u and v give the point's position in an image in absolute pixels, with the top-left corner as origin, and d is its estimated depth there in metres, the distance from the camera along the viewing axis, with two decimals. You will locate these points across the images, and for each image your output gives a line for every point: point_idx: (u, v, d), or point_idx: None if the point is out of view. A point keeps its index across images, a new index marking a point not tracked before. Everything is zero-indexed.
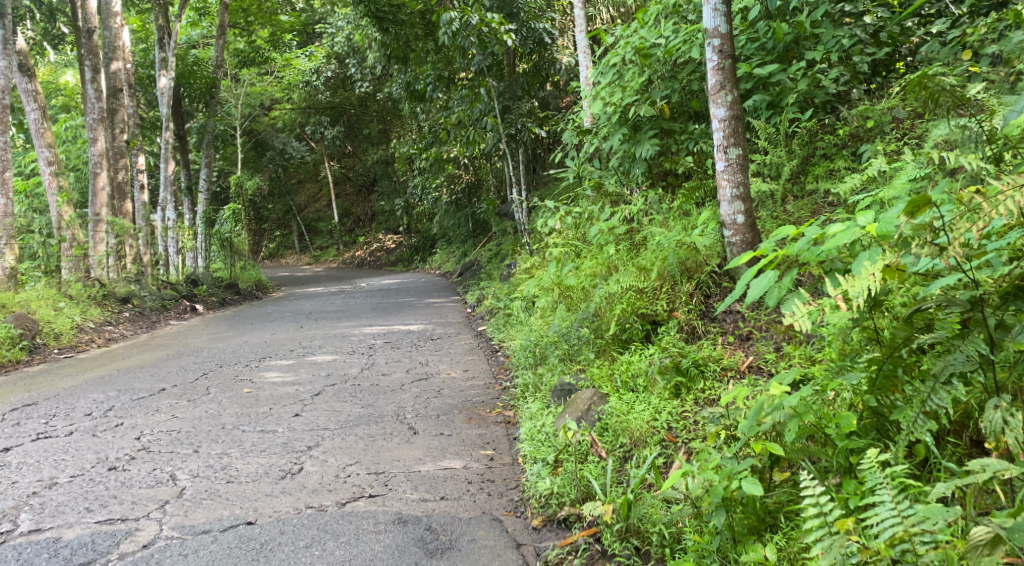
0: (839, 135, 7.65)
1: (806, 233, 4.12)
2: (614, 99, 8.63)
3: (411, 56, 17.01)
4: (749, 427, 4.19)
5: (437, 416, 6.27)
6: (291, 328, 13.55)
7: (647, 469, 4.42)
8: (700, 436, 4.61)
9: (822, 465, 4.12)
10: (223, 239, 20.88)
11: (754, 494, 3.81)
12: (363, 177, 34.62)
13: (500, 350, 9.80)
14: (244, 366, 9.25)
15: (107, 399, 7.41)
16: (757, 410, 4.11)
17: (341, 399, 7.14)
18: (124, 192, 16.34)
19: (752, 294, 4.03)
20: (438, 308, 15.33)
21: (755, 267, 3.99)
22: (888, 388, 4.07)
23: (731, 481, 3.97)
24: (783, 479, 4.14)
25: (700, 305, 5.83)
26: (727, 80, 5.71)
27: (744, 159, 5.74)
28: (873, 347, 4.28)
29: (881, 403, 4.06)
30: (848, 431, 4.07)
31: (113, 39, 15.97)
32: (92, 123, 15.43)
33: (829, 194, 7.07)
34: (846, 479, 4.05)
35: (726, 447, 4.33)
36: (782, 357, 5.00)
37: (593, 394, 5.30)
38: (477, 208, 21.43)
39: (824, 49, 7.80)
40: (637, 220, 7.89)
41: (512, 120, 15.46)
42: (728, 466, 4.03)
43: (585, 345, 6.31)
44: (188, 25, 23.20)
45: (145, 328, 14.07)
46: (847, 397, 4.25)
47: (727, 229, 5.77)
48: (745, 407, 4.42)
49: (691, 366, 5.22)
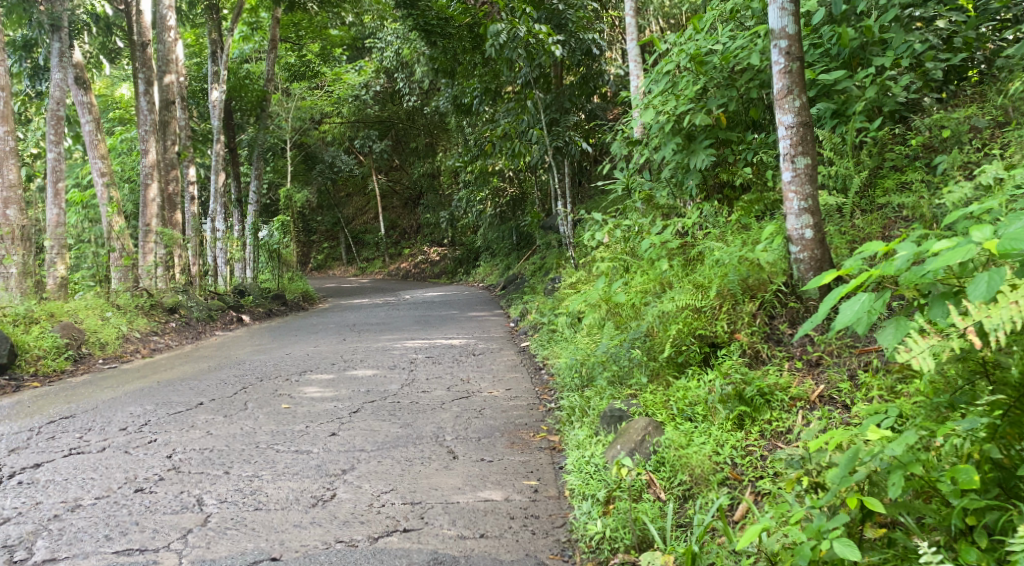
0: (909, 145, 7.22)
1: (902, 250, 3.69)
2: (667, 107, 8.27)
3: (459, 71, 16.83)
4: (841, 473, 3.79)
5: (479, 439, 5.95)
6: (334, 341, 13.34)
7: (713, 516, 4.06)
8: (773, 478, 4.25)
9: (924, 522, 3.78)
10: (271, 250, 20.89)
11: (848, 558, 3.50)
12: (409, 190, 34.56)
13: (544, 368, 9.45)
14: (284, 380, 9.03)
15: (143, 413, 7.21)
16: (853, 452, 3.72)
17: (379, 418, 6.85)
18: (174, 203, 16.38)
19: (844, 318, 3.59)
20: (482, 322, 15.03)
21: (847, 288, 3.54)
22: (1011, 438, 3.74)
23: (819, 541, 3.64)
24: (878, 536, 3.77)
25: (763, 327, 5.42)
26: (795, 83, 5.32)
27: (813, 169, 5.34)
28: (995, 388, 3.89)
29: (1004, 455, 3.72)
30: (965, 488, 3.68)
31: (166, 52, 16.07)
32: (143, 134, 15.59)
33: (901, 208, 6.60)
34: (961, 542, 3.68)
35: (812, 496, 3.97)
36: (859, 388, 4.61)
37: (647, 424, 4.91)
38: (522, 221, 21.14)
39: (894, 54, 7.34)
40: (691, 235, 7.49)
41: (559, 132, 15.05)
42: (815, 523, 3.70)
43: (637, 368, 5.93)
44: (240, 39, 23.44)
45: (191, 339, 14.02)
46: (963, 448, 3.81)
47: (795, 244, 5.39)
48: (832, 453, 4.03)
49: (755, 394, 4.81)
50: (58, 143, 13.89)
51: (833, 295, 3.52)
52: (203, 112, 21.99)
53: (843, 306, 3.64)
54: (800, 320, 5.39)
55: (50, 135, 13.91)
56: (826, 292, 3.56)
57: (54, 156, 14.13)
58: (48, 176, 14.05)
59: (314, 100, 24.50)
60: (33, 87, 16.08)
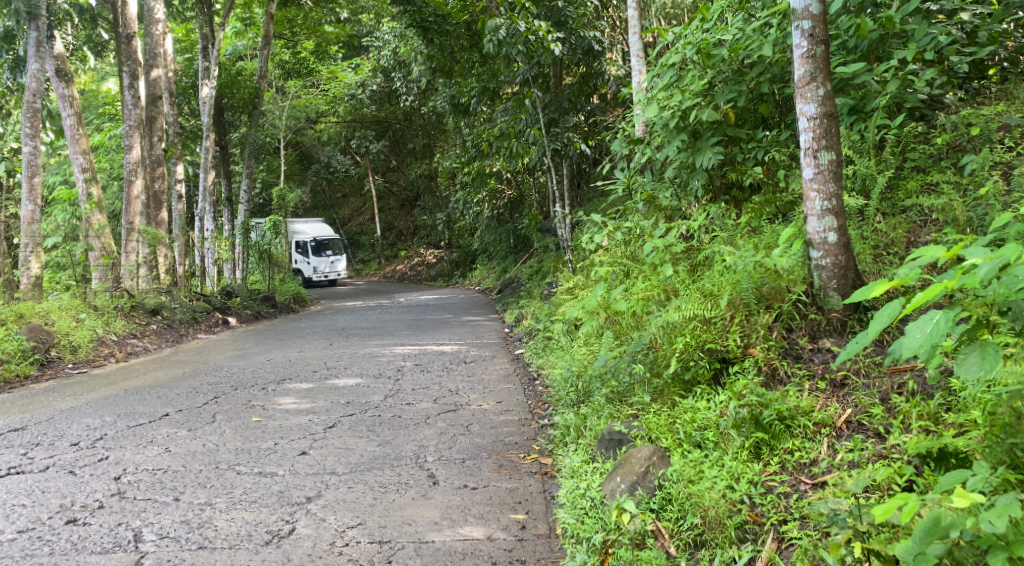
0: (933, 144, 6.69)
1: (987, 263, 3.17)
2: (672, 102, 7.73)
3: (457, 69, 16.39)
4: (916, 546, 3.19)
5: (463, 461, 5.41)
6: (320, 346, 12.75)
7: None
8: (806, 527, 3.69)
9: None
10: (262, 251, 20.30)
11: None
12: (405, 192, 33.81)
13: (538, 379, 8.90)
14: (260, 389, 8.46)
15: (101, 425, 6.65)
16: (936, 520, 3.16)
17: (357, 434, 6.30)
18: (160, 201, 15.78)
19: (915, 343, 3.10)
20: (475, 327, 14.46)
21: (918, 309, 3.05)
22: None
23: None
24: None
25: (781, 341, 4.86)
26: (819, 70, 4.81)
27: (838, 166, 4.85)
28: None
29: None
30: None
31: (154, 46, 15.51)
32: (128, 129, 15.03)
33: (926, 211, 6.09)
34: None
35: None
36: (897, 416, 4.05)
37: (651, 452, 4.34)
38: (519, 225, 20.59)
39: (918, 46, 6.77)
40: (697, 238, 6.94)
41: (558, 133, 14.49)
42: None
43: (639, 386, 5.38)
44: (233, 36, 22.82)
45: (171, 342, 13.45)
46: None
47: (816, 249, 4.90)
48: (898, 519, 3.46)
49: (774, 419, 4.26)
50: (34, 136, 13.15)
51: (888, 315, 3.07)
52: (193, 108, 21.39)
53: (914, 325, 3.16)
54: (820, 334, 4.84)
55: (25, 127, 13.15)
56: (879, 312, 3.11)
57: (30, 150, 13.36)
58: (23, 171, 13.17)
59: (310, 98, 23.96)
60: (13, 79, 15.44)
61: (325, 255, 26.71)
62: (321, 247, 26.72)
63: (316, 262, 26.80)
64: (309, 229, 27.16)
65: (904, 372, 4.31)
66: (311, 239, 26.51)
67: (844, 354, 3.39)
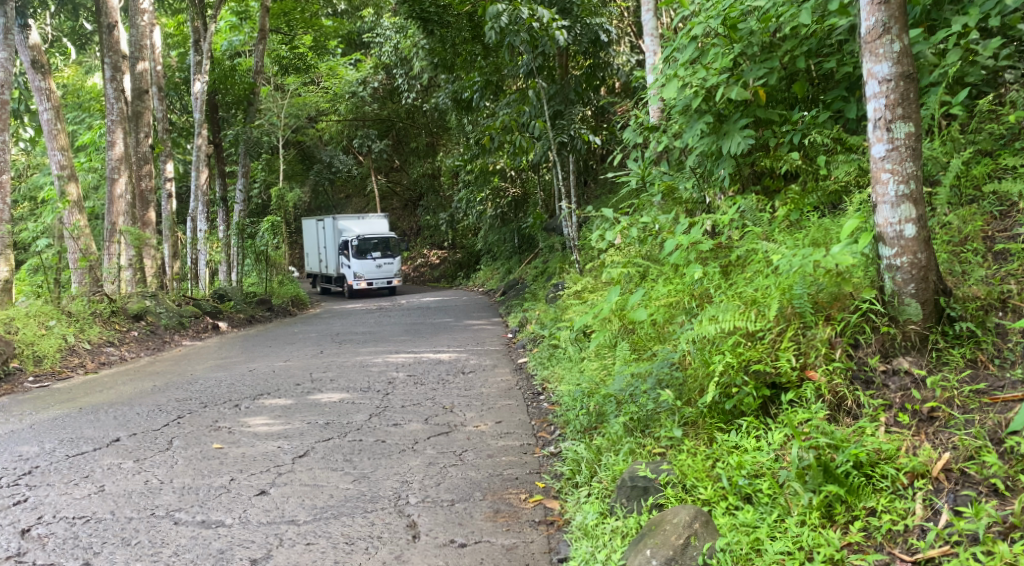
0: (1003, 122, 5.70)
1: None
2: (694, 79, 6.75)
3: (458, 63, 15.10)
4: None
5: (452, 504, 4.51)
6: (309, 354, 11.80)
7: None
8: None
9: None
10: (258, 252, 19.38)
11: None
12: (409, 191, 32.75)
13: (544, 392, 7.99)
14: (232, 406, 7.48)
15: (34, 456, 5.66)
16: None
17: (331, 465, 5.35)
18: (147, 201, 14.73)
19: None
20: (478, 332, 13.55)
21: None
22: None
23: None
24: None
25: (847, 362, 4.15)
26: (895, 20, 4.07)
27: (916, 140, 4.12)
28: None
29: None
30: None
31: (139, 36, 14.42)
32: (110, 123, 13.82)
33: (1001, 202, 5.17)
34: None
35: None
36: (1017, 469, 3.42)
37: (689, 516, 3.64)
38: (525, 224, 19.68)
39: (982, 10, 5.75)
40: (726, 235, 6.02)
41: (564, 125, 13.50)
42: None
43: (667, 418, 4.54)
44: (228, 30, 21.68)
45: (151, 349, 12.51)
46: None
47: (888, 245, 4.14)
48: None
49: (849, 468, 3.62)
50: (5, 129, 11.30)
51: None
52: (184, 104, 20.43)
53: None
54: (894, 351, 4.12)
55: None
56: None
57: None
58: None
59: (309, 96, 23.08)
60: None
61: (371, 258, 22.44)
62: (367, 249, 22.52)
63: (358, 266, 22.32)
64: (357, 228, 23.07)
65: (1013, 403, 3.71)
66: (356, 239, 22.38)
67: None
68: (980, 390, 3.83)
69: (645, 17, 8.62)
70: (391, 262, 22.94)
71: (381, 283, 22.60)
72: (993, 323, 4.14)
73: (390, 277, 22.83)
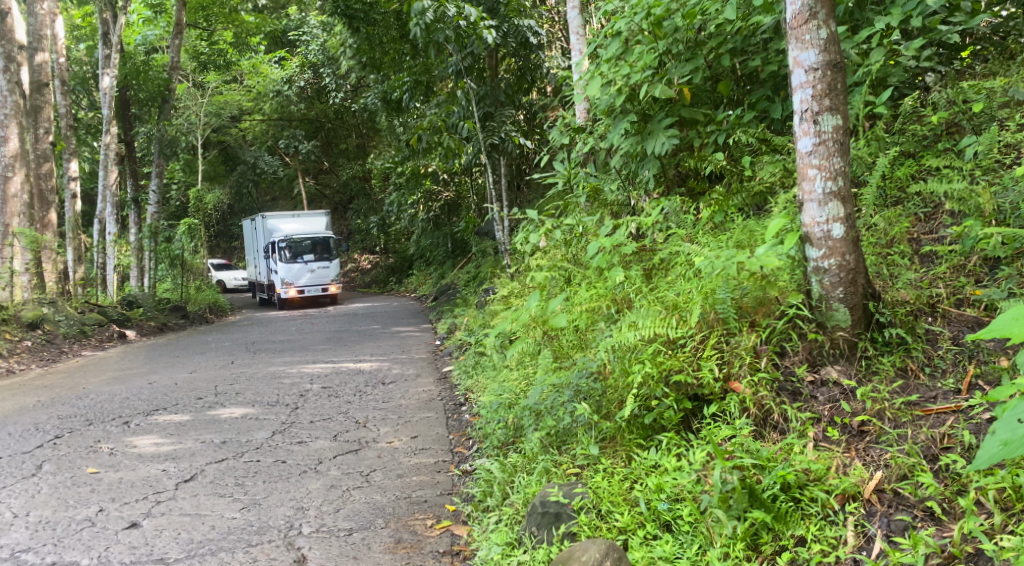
0: (927, 123, 5.53)
1: None
2: (617, 76, 6.44)
3: (388, 63, 14.66)
4: None
5: (349, 535, 4.12)
6: (218, 364, 11.18)
7: None
8: None
9: None
10: (173, 256, 18.48)
11: None
12: (338, 195, 31.92)
13: (464, 403, 7.60)
14: (120, 422, 6.91)
15: None
16: None
17: (222, 489, 4.90)
18: (49, 201, 13.65)
19: None
20: (403, 339, 13.08)
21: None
22: None
23: None
24: None
25: (773, 372, 3.91)
26: (822, 6, 3.90)
27: (844, 134, 3.95)
28: None
29: None
30: None
31: (37, 26, 13.61)
32: (2, 117, 12.49)
33: (928, 206, 5.01)
34: None
35: None
36: (952, 494, 3.25)
37: (600, 551, 3.34)
38: (456, 229, 19.22)
39: (904, 10, 5.56)
40: (651, 238, 5.73)
41: (494, 127, 13.12)
42: None
43: (583, 433, 4.22)
44: (142, 23, 20.62)
45: (45, 361, 11.65)
46: None
47: (816, 246, 3.95)
48: None
49: (776, 493, 3.38)
50: None
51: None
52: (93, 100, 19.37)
53: None
54: (822, 360, 3.94)
55: None
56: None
57: None
58: None
59: (230, 94, 22.20)
60: None
61: (300, 262, 19.69)
62: (297, 251, 19.80)
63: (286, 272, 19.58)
64: (288, 226, 20.40)
65: (946, 416, 3.56)
66: (283, 240, 19.66)
67: (998, 443, 2.62)
68: (912, 403, 3.66)
69: (572, 12, 8.31)
70: (326, 266, 20.12)
71: (313, 290, 19.83)
72: (922, 329, 3.99)
73: (325, 283, 20.03)
